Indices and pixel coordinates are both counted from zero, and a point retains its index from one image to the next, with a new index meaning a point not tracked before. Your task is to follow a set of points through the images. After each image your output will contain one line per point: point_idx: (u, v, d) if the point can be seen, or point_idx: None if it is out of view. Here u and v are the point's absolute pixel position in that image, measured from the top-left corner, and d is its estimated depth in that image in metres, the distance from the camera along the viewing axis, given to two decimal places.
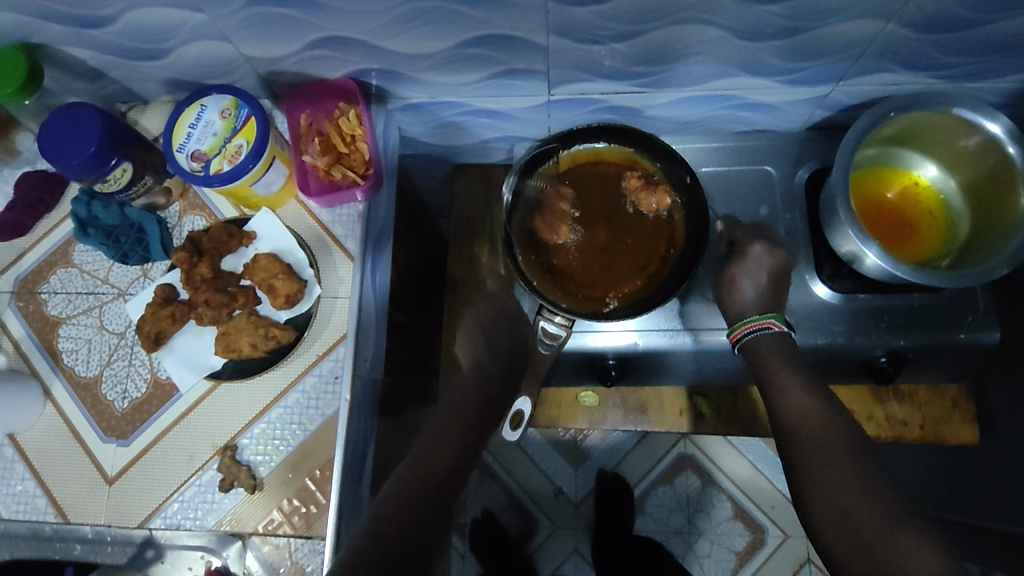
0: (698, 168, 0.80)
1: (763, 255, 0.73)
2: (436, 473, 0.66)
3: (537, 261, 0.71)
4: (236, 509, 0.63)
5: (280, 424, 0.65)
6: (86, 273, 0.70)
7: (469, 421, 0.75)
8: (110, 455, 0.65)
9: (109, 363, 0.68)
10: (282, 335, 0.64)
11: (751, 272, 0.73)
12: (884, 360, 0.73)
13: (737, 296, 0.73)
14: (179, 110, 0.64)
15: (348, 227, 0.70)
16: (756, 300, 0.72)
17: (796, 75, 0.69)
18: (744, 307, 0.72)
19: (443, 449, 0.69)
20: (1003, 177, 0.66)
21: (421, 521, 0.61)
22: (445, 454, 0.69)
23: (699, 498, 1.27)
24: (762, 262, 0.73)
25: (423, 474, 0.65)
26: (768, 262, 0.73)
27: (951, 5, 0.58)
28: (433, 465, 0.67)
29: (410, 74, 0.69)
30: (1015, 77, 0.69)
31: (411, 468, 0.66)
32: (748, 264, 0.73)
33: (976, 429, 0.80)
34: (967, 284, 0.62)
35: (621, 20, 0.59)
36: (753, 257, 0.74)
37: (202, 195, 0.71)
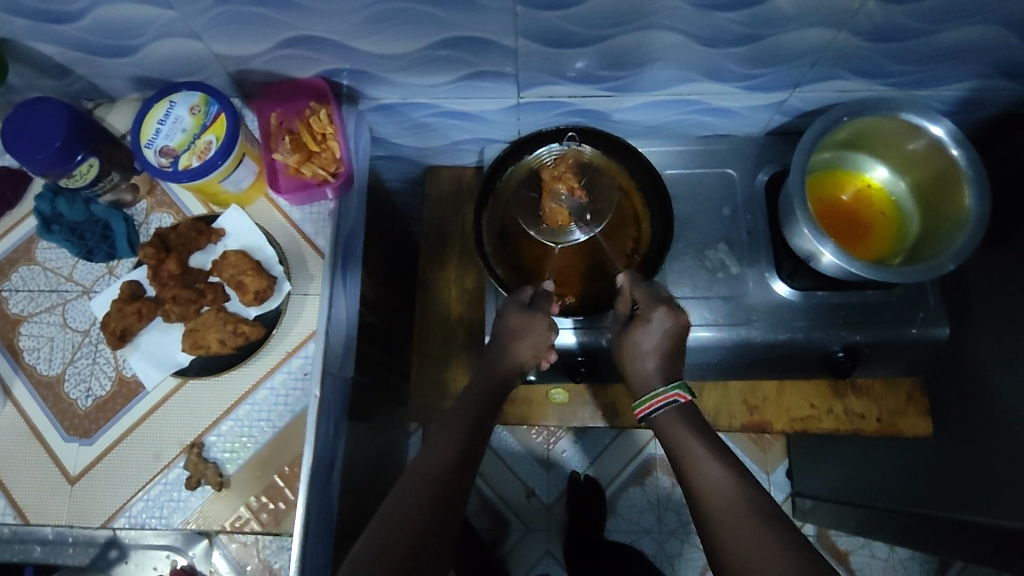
0: (663, 170, 0.82)
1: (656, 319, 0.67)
2: (439, 486, 0.57)
3: (509, 262, 0.74)
4: (203, 507, 0.63)
5: (249, 421, 0.65)
6: (51, 271, 0.69)
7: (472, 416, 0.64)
8: (72, 455, 0.64)
9: (73, 361, 0.67)
10: (252, 332, 0.64)
11: (643, 342, 0.67)
12: (842, 355, 0.76)
13: (635, 369, 0.67)
14: (148, 106, 0.64)
15: (318, 225, 0.70)
16: (657, 369, 0.66)
17: (756, 80, 0.72)
18: (643, 380, 0.67)
19: (444, 451, 0.60)
20: (948, 178, 0.69)
21: (431, 544, 0.53)
22: (448, 457, 0.60)
23: (668, 498, 1.29)
24: (654, 328, 0.67)
25: (426, 488, 0.56)
26: (665, 329, 0.67)
27: (897, 15, 0.61)
28: (432, 475, 0.58)
29: (381, 75, 0.70)
30: (960, 84, 0.72)
31: (410, 483, 0.57)
32: (637, 332, 0.67)
33: (930, 422, 0.84)
34: (919, 279, 0.65)
35: (587, 24, 0.61)
36: (642, 324, 0.67)
37: (171, 192, 0.71)
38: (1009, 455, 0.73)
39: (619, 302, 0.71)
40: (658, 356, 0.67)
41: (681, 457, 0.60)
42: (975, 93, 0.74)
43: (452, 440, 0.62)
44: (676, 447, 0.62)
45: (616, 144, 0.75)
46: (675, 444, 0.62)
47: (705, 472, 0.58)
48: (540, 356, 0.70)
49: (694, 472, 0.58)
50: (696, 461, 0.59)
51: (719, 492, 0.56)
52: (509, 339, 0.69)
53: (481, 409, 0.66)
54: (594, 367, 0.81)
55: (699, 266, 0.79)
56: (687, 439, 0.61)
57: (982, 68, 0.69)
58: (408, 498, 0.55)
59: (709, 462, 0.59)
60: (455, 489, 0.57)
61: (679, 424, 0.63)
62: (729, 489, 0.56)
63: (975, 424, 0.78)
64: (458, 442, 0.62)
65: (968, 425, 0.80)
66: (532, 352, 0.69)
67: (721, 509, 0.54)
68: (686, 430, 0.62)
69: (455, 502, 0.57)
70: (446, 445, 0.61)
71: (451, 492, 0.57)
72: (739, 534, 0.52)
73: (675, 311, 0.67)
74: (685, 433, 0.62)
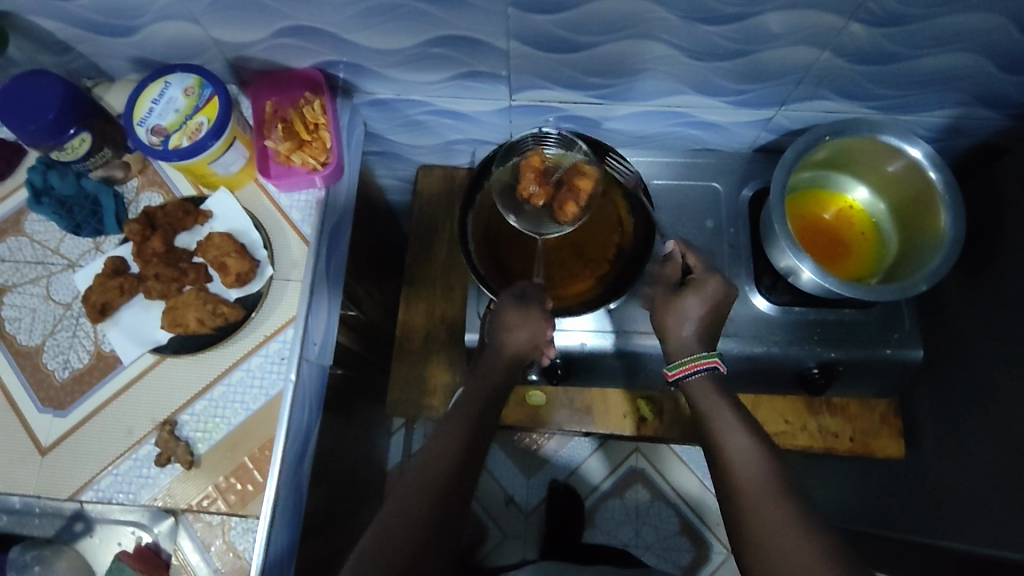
0: (650, 180, 0.83)
1: (702, 285, 0.67)
2: (438, 490, 0.56)
3: (492, 260, 0.75)
4: (171, 485, 0.63)
5: (222, 402, 0.65)
6: (38, 243, 0.70)
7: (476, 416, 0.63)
8: (45, 425, 0.64)
9: (53, 333, 0.67)
10: (231, 313, 0.65)
11: (691, 308, 0.67)
12: (816, 372, 0.77)
13: (675, 334, 0.67)
14: (142, 85, 0.65)
15: (304, 213, 0.71)
16: (694, 337, 0.66)
17: (744, 96, 0.74)
18: (681, 348, 0.66)
19: (442, 450, 0.59)
20: (926, 200, 0.71)
21: (427, 551, 0.53)
22: (447, 456, 0.59)
23: (647, 512, 1.28)
24: (705, 293, 0.67)
25: (423, 493, 0.56)
26: (706, 293, 0.67)
27: (879, 39, 0.62)
28: (431, 478, 0.57)
29: (376, 69, 0.71)
30: (942, 111, 0.74)
31: (408, 490, 0.57)
32: (689, 296, 0.67)
33: (902, 443, 0.84)
34: (891, 298, 0.65)
35: (578, 30, 0.63)
36: (694, 289, 0.67)
37: (161, 171, 0.72)
38: (977, 479, 0.73)
39: (668, 267, 0.71)
40: (697, 323, 0.66)
41: (709, 428, 0.61)
42: (956, 120, 0.75)
43: (452, 436, 0.61)
44: (704, 416, 0.62)
45: (606, 150, 0.76)
46: (703, 414, 0.62)
47: (734, 446, 0.58)
48: (539, 346, 0.69)
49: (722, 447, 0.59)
50: (725, 431, 0.60)
51: (749, 464, 0.57)
52: (503, 331, 0.68)
53: (486, 403, 0.65)
54: (572, 370, 0.82)
55: None
56: (722, 411, 0.61)
57: (963, 96, 0.71)
58: (408, 503, 0.55)
59: (741, 437, 0.59)
60: (455, 490, 0.57)
61: (712, 395, 0.63)
62: (755, 464, 0.57)
63: (948, 448, 0.79)
64: (459, 439, 0.61)
65: (942, 450, 0.80)
66: (530, 340, 0.67)
67: (745, 488, 0.55)
68: (716, 398, 0.62)
69: (455, 505, 0.57)
70: (445, 441, 0.60)
71: (449, 494, 0.57)
72: (759, 520, 0.53)
73: (724, 279, 0.68)
74: (715, 402, 0.62)
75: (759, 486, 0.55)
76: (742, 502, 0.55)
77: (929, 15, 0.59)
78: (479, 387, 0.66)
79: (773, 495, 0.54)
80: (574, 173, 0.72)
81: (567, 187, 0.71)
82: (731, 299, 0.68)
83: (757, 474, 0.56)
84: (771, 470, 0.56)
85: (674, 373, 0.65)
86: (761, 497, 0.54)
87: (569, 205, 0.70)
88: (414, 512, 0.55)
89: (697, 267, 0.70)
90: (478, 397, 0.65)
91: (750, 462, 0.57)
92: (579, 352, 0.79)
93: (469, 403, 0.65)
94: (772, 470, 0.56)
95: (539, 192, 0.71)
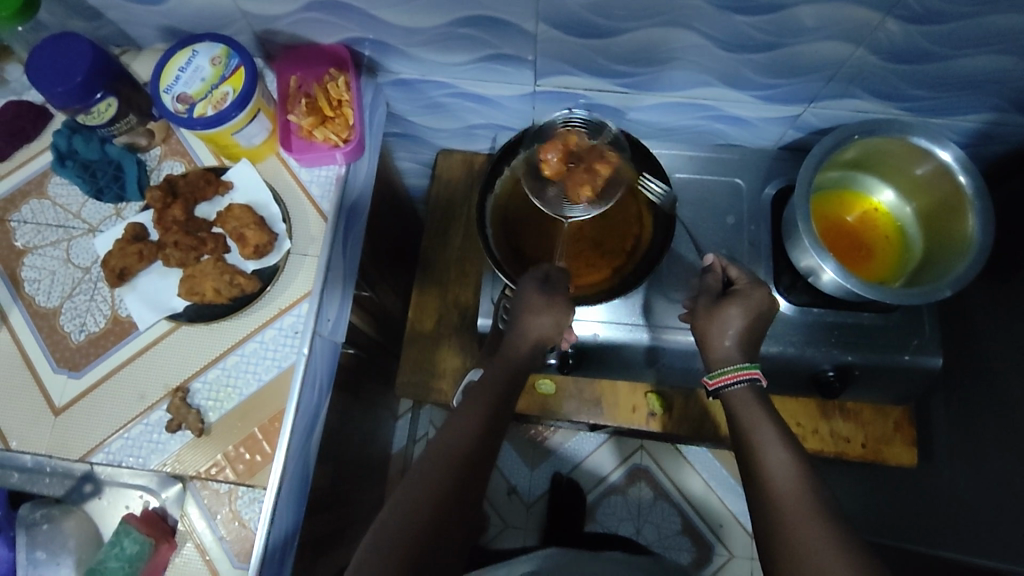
0: (672, 173, 0.82)
1: (746, 297, 0.67)
2: (455, 472, 0.56)
3: (509, 245, 0.75)
4: (180, 451, 0.63)
5: (234, 372, 0.65)
6: (59, 206, 0.71)
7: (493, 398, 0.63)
8: (60, 386, 0.65)
9: (71, 296, 0.68)
10: (247, 285, 0.65)
11: (734, 317, 0.66)
12: (832, 374, 0.76)
13: (714, 342, 0.66)
14: (170, 53, 0.65)
15: (324, 189, 0.71)
16: (735, 347, 0.66)
17: (772, 91, 0.73)
18: (721, 356, 0.66)
19: (462, 432, 0.59)
20: (953, 205, 0.69)
21: (443, 529, 0.53)
22: (467, 438, 0.59)
23: (650, 510, 1.28)
24: (749, 304, 0.67)
25: (441, 474, 0.56)
26: (750, 306, 0.67)
27: (916, 37, 0.61)
28: (447, 459, 0.57)
29: (403, 48, 0.71)
30: (976, 116, 0.72)
31: (426, 470, 0.56)
32: (732, 304, 0.67)
33: (916, 453, 0.82)
34: (915, 303, 0.64)
35: (609, 15, 0.62)
36: (737, 299, 0.67)
37: (184, 141, 0.73)
38: (994, 493, 0.72)
39: (709, 277, 0.71)
40: (739, 333, 0.66)
41: (748, 440, 0.60)
42: (988, 126, 0.74)
43: (469, 421, 0.61)
44: (743, 429, 0.61)
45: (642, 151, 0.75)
46: (743, 427, 0.62)
47: (774, 460, 0.58)
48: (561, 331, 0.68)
49: (760, 460, 0.58)
50: (764, 444, 0.59)
51: (788, 475, 0.56)
52: (527, 312, 0.67)
53: (506, 388, 0.64)
54: (582, 361, 0.82)
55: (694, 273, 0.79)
56: (761, 423, 0.61)
57: (998, 101, 0.69)
58: (425, 483, 0.55)
59: (779, 450, 0.58)
60: (473, 473, 0.57)
61: (754, 405, 0.62)
62: (795, 479, 0.56)
63: (964, 460, 0.78)
64: (479, 422, 0.60)
65: (957, 460, 0.79)
66: (555, 325, 0.67)
67: (783, 502, 0.54)
68: (760, 413, 0.62)
69: (471, 486, 0.57)
70: (465, 423, 0.60)
71: (468, 476, 0.57)
72: (797, 533, 0.52)
73: (769, 294, 0.68)
74: (758, 417, 0.61)
75: (798, 500, 0.54)
76: (784, 515, 0.53)
77: (971, 13, 0.57)
78: (500, 370, 0.65)
79: (797, 503, 0.53)
80: (597, 156, 0.70)
81: (585, 169, 0.69)
82: (770, 310, 0.68)
83: (793, 486, 0.55)
84: (802, 480, 0.56)
85: (712, 382, 0.65)
86: (799, 509, 0.53)
87: (587, 188, 0.68)
88: (432, 492, 0.55)
89: (740, 278, 0.69)
90: (499, 380, 0.64)
91: (788, 476, 0.56)
92: (593, 342, 0.78)
93: (487, 389, 0.64)
94: (809, 483, 0.55)
95: (559, 168, 0.69)
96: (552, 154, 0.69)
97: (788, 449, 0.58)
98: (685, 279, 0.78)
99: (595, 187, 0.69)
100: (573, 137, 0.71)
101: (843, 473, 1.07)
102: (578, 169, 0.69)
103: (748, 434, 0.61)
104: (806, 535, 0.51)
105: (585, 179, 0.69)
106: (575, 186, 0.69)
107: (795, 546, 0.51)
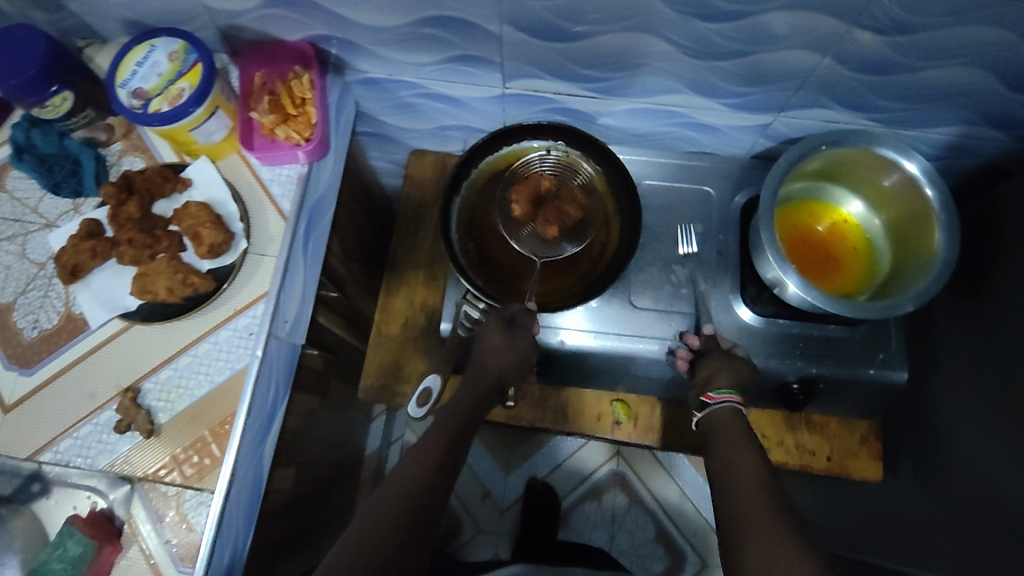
0: (642, 180, 0.82)
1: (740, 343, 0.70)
2: (414, 495, 0.57)
3: (474, 253, 0.74)
4: (130, 452, 0.62)
5: (187, 372, 0.64)
6: (17, 200, 0.70)
7: (449, 435, 0.64)
8: (10, 383, 0.64)
9: (25, 292, 0.67)
10: (201, 284, 0.64)
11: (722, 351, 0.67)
12: (797, 388, 0.74)
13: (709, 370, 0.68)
14: (127, 47, 0.64)
15: (285, 188, 0.70)
16: None
17: (743, 99, 0.72)
18: None
19: (418, 465, 0.60)
20: (921, 217, 0.68)
21: (406, 543, 0.53)
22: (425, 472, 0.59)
23: (624, 516, 1.27)
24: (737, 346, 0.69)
25: (401, 497, 0.56)
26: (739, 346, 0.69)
27: (884, 47, 0.60)
28: (407, 483, 0.58)
29: (369, 47, 0.70)
30: (946, 128, 0.72)
31: (384, 496, 0.56)
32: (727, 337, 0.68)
33: (880, 467, 0.81)
34: (878, 317, 0.63)
35: (572, 19, 0.61)
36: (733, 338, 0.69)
37: (145, 137, 0.72)
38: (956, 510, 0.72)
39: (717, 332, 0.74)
40: None
41: (727, 457, 0.62)
42: (960, 139, 0.73)
43: (428, 455, 0.61)
44: (724, 449, 0.63)
45: (621, 172, 0.74)
46: (723, 446, 0.63)
47: (747, 473, 0.58)
48: (520, 367, 0.74)
49: (736, 481, 0.58)
50: (739, 460, 0.60)
51: (755, 498, 0.55)
52: (491, 353, 0.71)
53: (461, 432, 0.66)
54: (547, 365, 0.81)
55: (662, 281, 0.78)
56: (740, 441, 0.63)
57: (967, 113, 0.68)
58: (384, 504, 0.55)
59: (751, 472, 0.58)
60: (429, 499, 0.57)
61: (733, 425, 0.66)
62: (762, 499, 0.55)
63: (931, 475, 0.77)
64: (433, 456, 0.61)
65: (924, 476, 0.79)
66: (513, 363, 0.72)
67: (750, 515, 0.53)
68: (740, 432, 0.64)
69: (429, 515, 0.56)
70: (423, 458, 0.61)
71: (425, 500, 0.57)
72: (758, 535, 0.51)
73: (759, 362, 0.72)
74: (739, 437, 0.64)
75: (759, 516, 0.53)
76: (751, 527, 0.52)
77: (938, 24, 0.56)
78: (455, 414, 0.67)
79: (759, 519, 0.52)
80: (569, 198, 0.74)
81: (557, 207, 0.73)
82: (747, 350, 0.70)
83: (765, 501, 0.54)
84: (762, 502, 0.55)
85: (714, 397, 0.68)
86: (760, 521, 0.52)
87: (554, 227, 0.73)
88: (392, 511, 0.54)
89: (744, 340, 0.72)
90: (454, 424, 0.66)
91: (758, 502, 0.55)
92: (558, 349, 0.77)
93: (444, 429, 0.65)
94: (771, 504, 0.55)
95: (529, 210, 0.73)
96: (520, 196, 0.73)
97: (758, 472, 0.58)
98: (651, 287, 0.77)
99: (563, 226, 0.73)
100: (545, 183, 0.75)
101: (813, 484, 1.06)
102: (550, 207, 0.73)
103: (728, 450, 0.63)
104: (775, 542, 0.49)
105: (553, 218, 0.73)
106: (544, 223, 0.73)
107: (758, 549, 0.50)
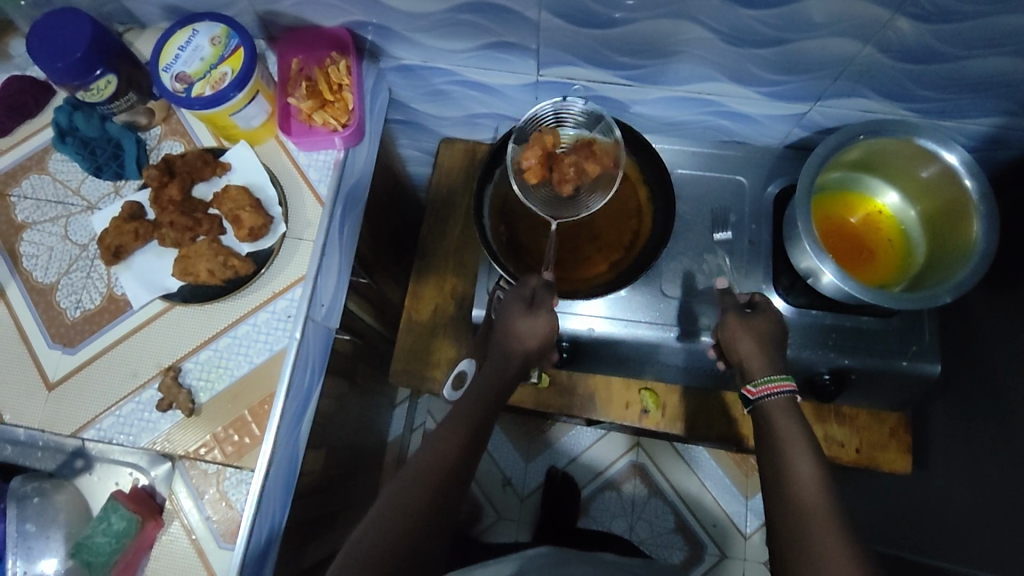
0: (674, 169, 0.82)
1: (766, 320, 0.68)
2: (440, 480, 0.57)
3: (506, 239, 0.75)
4: (171, 430, 0.64)
5: (226, 353, 0.65)
6: (59, 182, 0.71)
7: (478, 412, 0.63)
8: (53, 361, 0.66)
9: (67, 273, 0.68)
10: (241, 267, 0.65)
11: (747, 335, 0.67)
12: (828, 378, 0.75)
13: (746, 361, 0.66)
14: (170, 31, 0.65)
15: (322, 173, 0.71)
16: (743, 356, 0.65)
17: (778, 88, 0.72)
18: None
19: (445, 446, 0.60)
20: (959, 208, 0.68)
21: (428, 533, 0.54)
22: (448, 455, 0.59)
23: (644, 506, 1.28)
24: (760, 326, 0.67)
25: (426, 484, 0.56)
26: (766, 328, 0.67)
27: (928, 36, 0.60)
28: (434, 467, 0.58)
29: (406, 34, 0.71)
30: (986, 119, 0.71)
31: (411, 480, 0.57)
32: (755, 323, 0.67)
33: (909, 459, 0.81)
34: (913, 308, 0.63)
35: (611, 5, 0.61)
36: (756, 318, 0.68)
37: (184, 121, 0.73)
38: (989, 503, 0.71)
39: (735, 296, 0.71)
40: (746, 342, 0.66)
41: (780, 447, 0.58)
42: (999, 130, 0.72)
43: (456, 434, 0.61)
44: (776, 436, 0.59)
45: (653, 157, 0.74)
46: (775, 434, 0.59)
47: (803, 468, 0.56)
48: (547, 343, 0.70)
49: (785, 473, 0.56)
50: (793, 454, 0.57)
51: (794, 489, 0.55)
52: (513, 334, 0.68)
53: (489, 407, 0.64)
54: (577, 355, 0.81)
55: (693, 270, 0.78)
56: (794, 433, 0.59)
57: (1007, 104, 0.68)
58: (408, 492, 0.56)
59: (801, 465, 0.56)
60: (456, 483, 0.58)
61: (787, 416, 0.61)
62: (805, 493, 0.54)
63: (962, 468, 0.77)
64: (461, 436, 0.61)
65: (955, 469, 0.78)
66: (541, 338, 0.68)
67: (809, 518, 0.52)
68: (794, 424, 0.60)
69: (452, 501, 0.57)
70: (449, 438, 0.60)
71: (451, 485, 0.58)
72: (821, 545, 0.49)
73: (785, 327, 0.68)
74: (791, 427, 0.59)
75: (807, 516, 0.52)
76: (807, 530, 0.51)
77: (984, 13, 0.56)
78: (483, 389, 0.65)
79: (807, 519, 0.52)
80: (587, 155, 0.72)
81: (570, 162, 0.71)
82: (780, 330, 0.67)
83: (816, 500, 0.53)
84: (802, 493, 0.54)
85: (755, 389, 0.63)
86: (813, 523, 0.51)
87: (569, 185, 0.71)
88: (415, 501, 0.55)
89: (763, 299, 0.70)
90: (485, 397, 0.65)
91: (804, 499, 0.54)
92: (588, 337, 0.77)
93: (472, 405, 0.64)
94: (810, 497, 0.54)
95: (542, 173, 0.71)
96: (531, 160, 0.71)
97: (807, 464, 0.56)
98: (682, 277, 0.77)
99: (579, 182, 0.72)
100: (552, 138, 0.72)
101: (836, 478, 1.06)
102: (564, 165, 0.71)
103: (780, 442, 0.58)
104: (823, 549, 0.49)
105: (569, 175, 0.71)
106: (561, 182, 0.72)
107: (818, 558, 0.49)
